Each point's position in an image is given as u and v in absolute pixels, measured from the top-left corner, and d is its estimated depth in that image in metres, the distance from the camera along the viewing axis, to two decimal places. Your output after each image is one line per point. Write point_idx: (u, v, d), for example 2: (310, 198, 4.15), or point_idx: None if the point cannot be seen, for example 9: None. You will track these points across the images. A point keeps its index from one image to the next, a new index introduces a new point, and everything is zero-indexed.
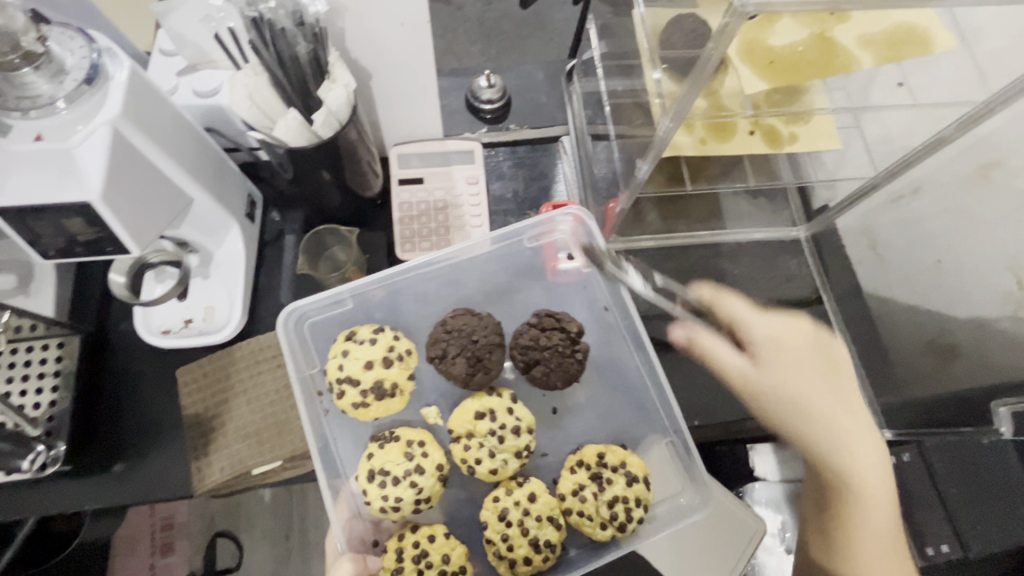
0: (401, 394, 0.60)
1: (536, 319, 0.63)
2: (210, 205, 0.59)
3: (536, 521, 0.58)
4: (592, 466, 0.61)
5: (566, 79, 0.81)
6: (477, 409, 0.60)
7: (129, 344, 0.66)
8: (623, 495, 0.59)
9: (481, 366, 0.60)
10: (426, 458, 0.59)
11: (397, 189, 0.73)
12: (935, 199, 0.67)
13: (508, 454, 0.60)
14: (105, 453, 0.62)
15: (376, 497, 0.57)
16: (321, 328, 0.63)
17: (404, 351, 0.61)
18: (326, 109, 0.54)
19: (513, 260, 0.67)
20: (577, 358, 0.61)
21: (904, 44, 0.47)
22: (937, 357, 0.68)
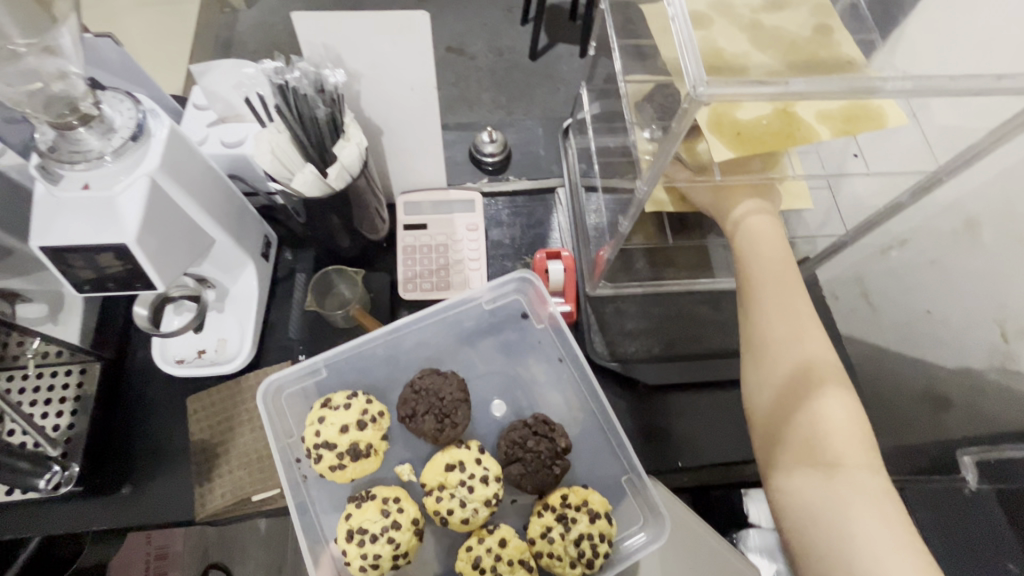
0: (376, 454, 0.63)
1: (530, 422, 0.65)
2: (229, 245, 0.64)
3: (508, 565, 0.59)
4: (557, 507, 0.61)
5: (562, 136, 0.88)
6: (447, 462, 0.62)
7: (144, 371, 0.71)
8: (587, 532, 0.59)
9: (448, 421, 0.63)
10: (402, 513, 0.60)
11: (402, 234, 0.78)
12: (922, 250, 0.75)
13: (478, 502, 0.61)
14: (116, 476, 0.66)
15: (355, 557, 0.58)
16: (299, 394, 0.67)
17: (377, 412, 0.64)
18: (340, 163, 0.60)
19: (478, 320, 0.71)
20: (555, 472, 0.62)
21: (860, 120, 0.53)
22: (933, 405, 0.76)
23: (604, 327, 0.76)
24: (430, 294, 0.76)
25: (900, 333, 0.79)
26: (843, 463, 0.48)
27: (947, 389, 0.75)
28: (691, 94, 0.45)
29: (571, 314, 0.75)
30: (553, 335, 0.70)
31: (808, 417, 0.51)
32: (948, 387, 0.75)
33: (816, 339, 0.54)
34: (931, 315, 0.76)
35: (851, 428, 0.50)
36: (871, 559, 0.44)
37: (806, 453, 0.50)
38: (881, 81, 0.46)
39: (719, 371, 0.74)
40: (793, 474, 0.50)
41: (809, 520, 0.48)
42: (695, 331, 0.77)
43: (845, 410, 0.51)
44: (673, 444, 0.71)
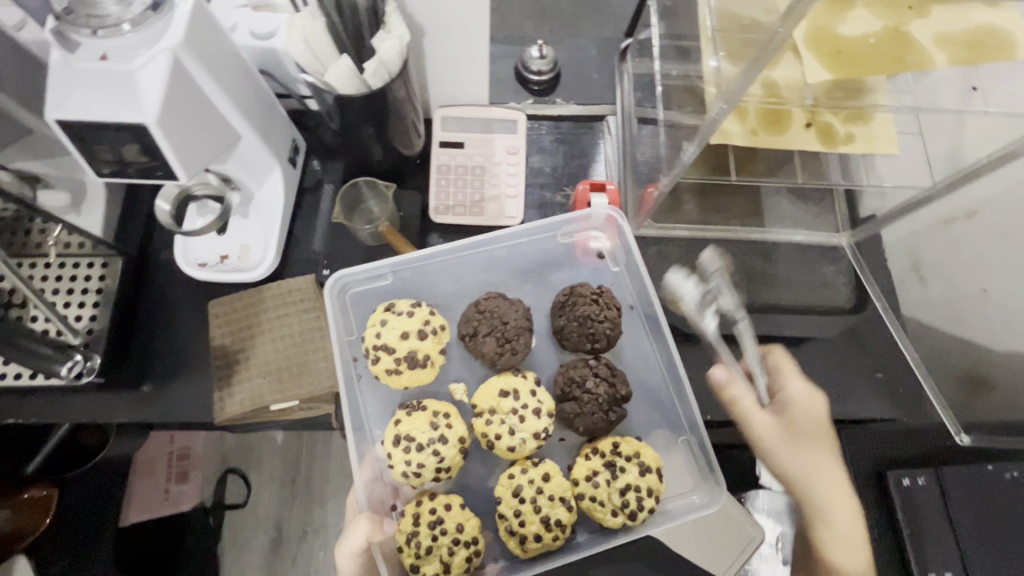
0: (432, 366, 0.61)
1: (594, 361, 0.62)
2: (257, 145, 0.60)
3: (548, 500, 0.58)
4: (607, 454, 0.61)
5: (619, 58, 0.79)
6: (502, 388, 0.61)
7: (167, 271, 0.69)
8: (635, 484, 0.58)
9: (508, 347, 0.61)
10: (450, 429, 0.60)
11: (437, 151, 0.73)
12: (991, 222, 0.68)
13: (528, 433, 0.60)
14: (136, 372, 0.65)
15: (399, 462, 0.58)
16: (365, 300, 0.65)
17: (438, 326, 0.62)
18: (378, 58, 0.54)
19: (549, 247, 0.68)
20: (610, 418, 0.61)
21: (988, 48, 0.45)
22: (971, 387, 0.69)
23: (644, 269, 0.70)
24: (463, 218, 0.71)
25: (947, 309, 0.72)
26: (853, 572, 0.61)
27: (991, 373, 0.69)
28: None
29: None
30: (626, 277, 0.67)
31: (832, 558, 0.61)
32: (994, 370, 0.69)
33: (824, 438, 0.64)
34: (989, 294, 0.69)
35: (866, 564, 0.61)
36: None
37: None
38: None
39: (770, 327, 0.70)
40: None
41: None
42: (740, 282, 0.71)
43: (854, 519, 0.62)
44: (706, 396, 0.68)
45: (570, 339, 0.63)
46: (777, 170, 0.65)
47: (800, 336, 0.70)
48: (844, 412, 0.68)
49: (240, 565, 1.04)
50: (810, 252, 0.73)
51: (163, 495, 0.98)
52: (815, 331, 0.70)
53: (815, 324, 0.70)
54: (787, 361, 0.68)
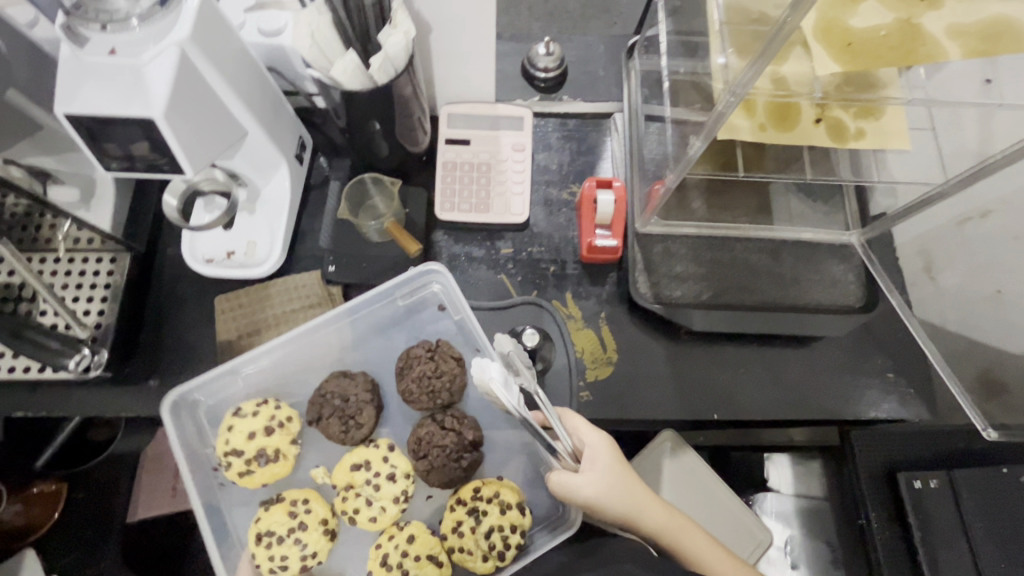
0: (286, 459, 0.63)
1: (438, 416, 0.64)
2: (263, 141, 0.61)
3: (415, 560, 0.61)
4: (467, 501, 0.62)
5: (626, 55, 0.79)
6: (354, 461, 0.64)
7: (175, 268, 0.69)
8: (497, 524, 0.60)
9: (353, 422, 0.63)
10: (310, 514, 0.62)
11: (443, 148, 0.73)
12: (1004, 224, 0.67)
13: (386, 500, 0.62)
14: (144, 366, 0.66)
15: (264, 560, 0.60)
16: (213, 409, 0.64)
17: (285, 417, 0.64)
18: (383, 54, 0.54)
19: (392, 310, 0.67)
20: (462, 464, 0.62)
21: (1003, 40, 0.44)
22: (983, 392, 0.67)
23: (650, 268, 0.70)
24: (468, 215, 0.71)
25: (964, 310, 0.70)
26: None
27: (1005, 375, 0.67)
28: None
29: (617, 249, 0.69)
30: (467, 326, 0.65)
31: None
32: (1008, 372, 0.67)
33: (632, 479, 0.56)
34: (1002, 296, 0.68)
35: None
36: None
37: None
38: None
39: (772, 326, 0.68)
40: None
41: None
42: (750, 281, 0.70)
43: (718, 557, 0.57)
44: (711, 394, 0.67)
45: (417, 403, 0.64)
46: (789, 166, 0.63)
47: (799, 334, 0.69)
48: (841, 411, 0.68)
49: None
50: (820, 249, 0.72)
51: None
52: (816, 330, 0.69)
53: (822, 323, 0.69)
54: (790, 357, 0.69)
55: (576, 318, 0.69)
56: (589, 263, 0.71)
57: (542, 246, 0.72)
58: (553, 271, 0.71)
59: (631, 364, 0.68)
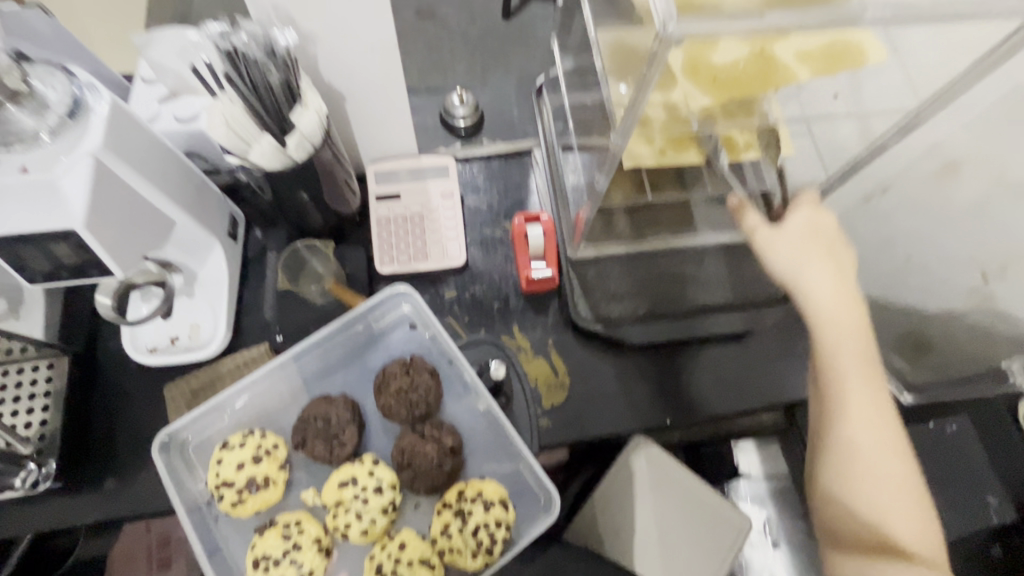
0: (276, 484, 0.59)
1: (420, 424, 0.61)
2: (192, 225, 0.61)
3: (408, 567, 0.56)
4: (454, 503, 0.58)
5: (535, 95, 0.84)
6: (340, 479, 0.58)
7: (118, 362, 0.68)
8: (484, 521, 0.56)
9: (336, 441, 0.60)
10: (302, 534, 0.57)
11: (375, 205, 0.75)
12: (901, 197, 0.70)
13: (375, 512, 0.57)
14: (98, 469, 0.64)
15: None
16: (202, 447, 0.62)
17: (272, 445, 0.60)
18: (299, 133, 0.57)
19: (353, 339, 0.68)
20: (446, 470, 0.59)
21: (841, 58, 0.51)
22: (912, 350, 0.74)
23: (587, 290, 0.74)
24: (409, 266, 0.74)
25: (882, 281, 0.75)
26: (907, 552, 0.50)
27: (932, 330, 0.72)
28: (662, 34, 0.43)
29: (554, 278, 0.73)
30: (435, 340, 0.66)
31: (854, 494, 0.52)
32: (935, 330, 0.72)
33: (825, 247, 0.58)
34: (912, 261, 0.71)
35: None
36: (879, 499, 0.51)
37: (868, 533, 0.51)
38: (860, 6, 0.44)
39: (705, 329, 0.73)
40: (846, 562, 0.53)
41: (862, 503, 0.52)
42: (681, 289, 0.75)
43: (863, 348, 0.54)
44: (665, 399, 0.71)
45: (398, 416, 0.61)
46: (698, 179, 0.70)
47: (738, 332, 0.73)
48: (788, 396, 0.72)
49: None
50: (739, 251, 0.77)
51: None
52: (751, 325, 0.74)
53: (754, 319, 0.74)
54: (731, 355, 0.73)
55: (526, 349, 0.72)
56: (531, 294, 0.74)
57: (484, 285, 0.75)
58: (498, 308, 0.74)
59: (585, 386, 0.70)
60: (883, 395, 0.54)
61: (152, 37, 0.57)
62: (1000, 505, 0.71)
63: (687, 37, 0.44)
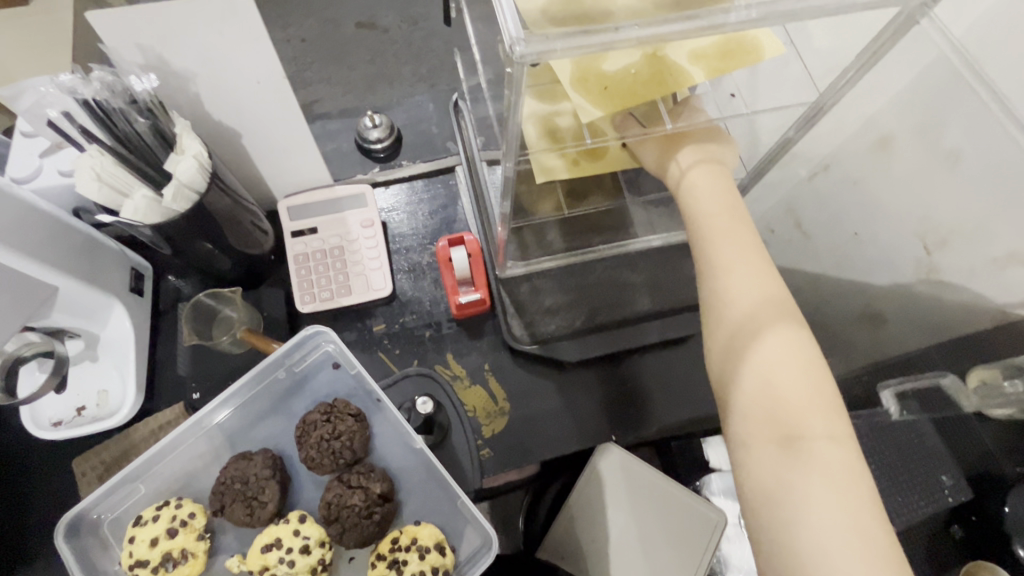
0: (196, 556, 0.54)
1: (345, 473, 0.57)
2: (79, 288, 0.57)
3: None
4: (387, 555, 0.54)
5: (454, 109, 0.80)
6: (264, 541, 0.54)
7: (23, 439, 0.64)
8: (419, 571, 0.52)
9: (256, 502, 0.55)
10: None
11: (291, 242, 0.72)
12: (845, 169, 0.70)
13: (303, 574, 0.53)
14: (7, 558, 0.60)
15: None
16: (117, 523, 0.58)
17: (189, 514, 0.55)
18: (178, 181, 0.53)
19: (273, 386, 0.64)
20: (375, 519, 0.55)
21: (736, 54, 0.48)
22: (869, 326, 0.73)
23: (520, 308, 0.71)
24: (331, 302, 0.70)
25: (836, 258, 0.75)
26: (804, 432, 0.45)
27: (883, 307, 0.71)
28: (511, 55, 0.40)
29: (484, 300, 0.70)
30: (361, 376, 0.62)
31: (741, 364, 0.48)
32: (885, 304, 0.71)
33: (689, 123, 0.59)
34: (860, 238, 0.70)
35: (851, 479, 0.43)
36: (763, 358, 0.47)
37: (761, 403, 0.47)
38: (722, 12, 0.42)
39: (643, 336, 0.71)
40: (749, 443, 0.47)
41: (750, 368, 0.48)
42: (619, 297, 0.72)
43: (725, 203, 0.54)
44: (609, 412, 0.69)
45: (324, 465, 0.57)
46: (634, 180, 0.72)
47: (677, 336, 0.71)
48: None
49: None
50: (674, 251, 0.75)
51: None
52: (691, 328, 0.71)
53: (693, 321, 0.72)
54: (675, 360, 0.71)
55: (462, 377, 0.69)
56: (463, 319, 0.71)
57: (414, 314, 0.72)
58: (430, 336, 0.71)
59: (526, 409, 0.68)
60: (752, 251, 0.52)
61: (24, 87, 0.45)
62: (956, 483, 0.66)
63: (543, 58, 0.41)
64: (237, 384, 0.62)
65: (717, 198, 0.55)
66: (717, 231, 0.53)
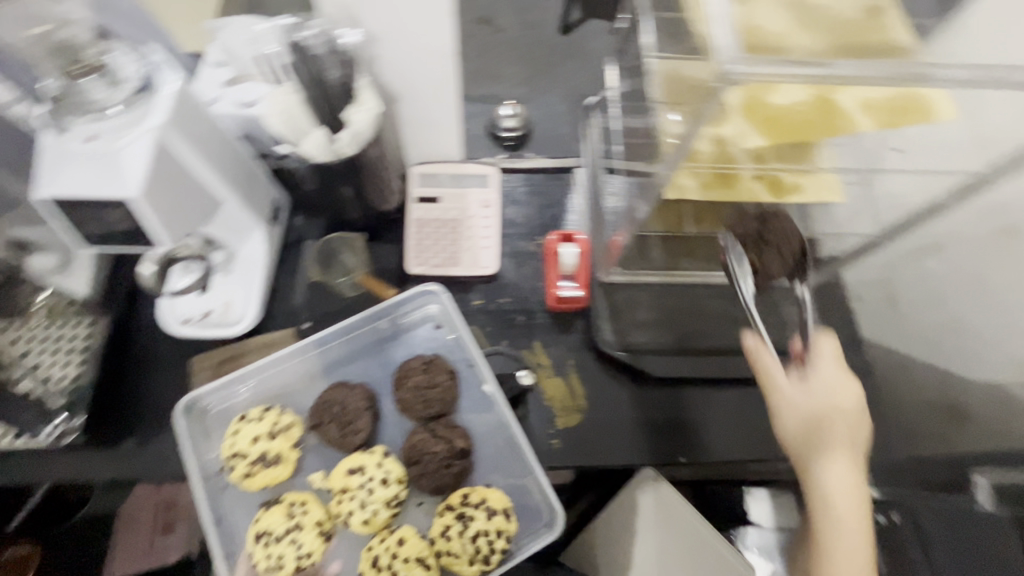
0: (286, 462, 0.60)
1: (432, 423, 0.62)
2: (237, 207, 0.64)
3: (404, 563, 0.55)
4: (457, 506, 0.57)
5: (585, 114, 0.83)
6: (350, 465, 0.59)
7: (152, 329, 0.71)
8: (484, 528, 0.56)
9: (351, 428, 0.61)
10: (306, 514, 0.57)
11: (414, 206, 0.76)
12: (954, 261, 0.67)
13: (379, 504, 0.57)
14: (121, 429, 0.66)
15: (261, 559, 0.56)
16: (221, 415, 0.64)
17: (287, 423, 0.61)
18: (351, 128, 0.58)
19: (375, 332, 0.69)
20: (452, 472, 0.59)
21: (906, 111, 0.49)
22: (952, 422, 0.72)
23: (614, 314, 0.73)
24: (440, 269, 0.74)
25: (925, 340, 0.73)
26: None
27: (969, 404, 0.71)
28: (723, 73, 0.43)
29: (582, 300, 0.72)
30: (460, 339, 0.67)
31: None
32: (972, 403, 0.71)
33: (846, 403, 0.56)
34: (960, 325, 0.69)
35: None
36: None
37: None
38: (931, 66, 0.43)
39: (730, 369, 0.71)
40: None
41: None
42: (711, 326, 0.73)
43: (861, 524, 0.52)
44: (681, 434, 0.69)
45: (415, 410, 0.63)
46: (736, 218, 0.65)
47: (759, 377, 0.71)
48: None
49: None
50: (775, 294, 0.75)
51: None
52: None
53: (779, 365, 0.72)
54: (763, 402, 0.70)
55: (545, 366, 0.71)
56: (557, 312, 0.74)
57: (511, 297, 0.75)
58: (522, 321, 0.74)
59: (602, 411, 0.69)
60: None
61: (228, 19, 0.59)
62: None
63: (749, 79, 0.43)
64: (348, 322, 0.68)
65: (854, 519, 0.52)
66: (845, 547, 0.51)
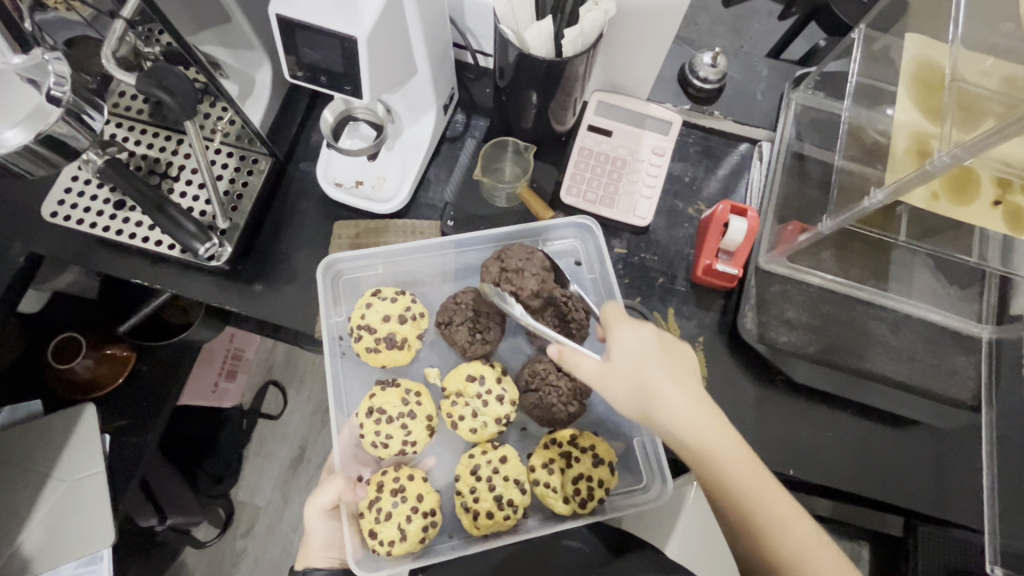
0: (409, 349, 0.62)
1: (558, 358, 0.61)
2: (427, 82, 0.61)
3: (503, 480, 0.59)
4: (562, 444, 0.60)
5: (791, 85, 0.75)
6: (470, 372, 0.62)
7: (303, 183, 0.71)
8: (587, 473, 0.59)
9: (479, 337, 0.61)
10: (420, 406, 0.61)
11: (584, 134, 0.72)
12: None
13: (490, 417, 0.61)
14: (255, 270, 0.68)
15: (370, 432, 0.60)
16: (351, 284, 0.66)
17: (417, 312, 0.63)
18: (580, 28, 0.54)
19: None
20: (568, 411, 0.60)
21: None
22: None
23: (762, 305, 0.68)
24: (594, 206, 0.70)
25: None
26: None
27: None
28: None
29: (734, 278, 0.66)
30: (601, 282, 0.66)
31: None
32: None
33: (665, 355, 0.49)
34: None
35: None
36: None
37: None
38: None
39: (871, 398, 0.65)
40: None
41: None
42: (862, 347, 0.67)
43: (764, 482, 0.46)
44: (797, 448, 0.64)
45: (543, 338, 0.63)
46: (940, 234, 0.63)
47: (897, 415, 0.65)
48: (925, 505, 0.63)
49: (259, 471, 1.16)
50: (945, 336, 0.67)
51: (212, 388, 1.07)
52: (924, 415, 0.65)
53: (928, 411, 0.65)
54: (896, 444, 0.65)
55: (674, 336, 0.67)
56: (699, 283, 0.69)
57: (655, 256, 0.71)
58: (661, 284, 0.70)
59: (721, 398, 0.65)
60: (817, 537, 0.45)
61: None
62: None
63: None
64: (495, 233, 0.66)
65: (765, 484, 0.45)
66: (781, 523, 0.45)
